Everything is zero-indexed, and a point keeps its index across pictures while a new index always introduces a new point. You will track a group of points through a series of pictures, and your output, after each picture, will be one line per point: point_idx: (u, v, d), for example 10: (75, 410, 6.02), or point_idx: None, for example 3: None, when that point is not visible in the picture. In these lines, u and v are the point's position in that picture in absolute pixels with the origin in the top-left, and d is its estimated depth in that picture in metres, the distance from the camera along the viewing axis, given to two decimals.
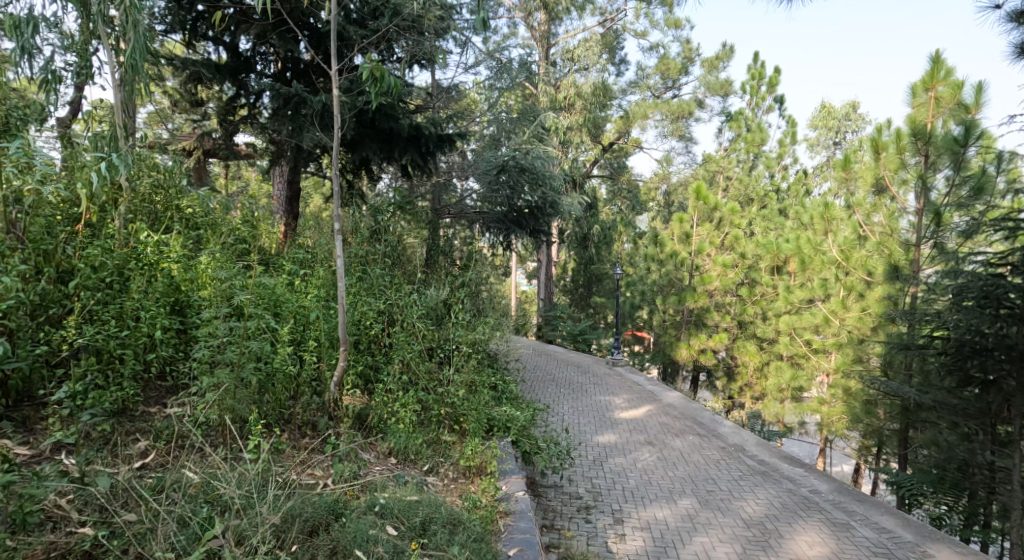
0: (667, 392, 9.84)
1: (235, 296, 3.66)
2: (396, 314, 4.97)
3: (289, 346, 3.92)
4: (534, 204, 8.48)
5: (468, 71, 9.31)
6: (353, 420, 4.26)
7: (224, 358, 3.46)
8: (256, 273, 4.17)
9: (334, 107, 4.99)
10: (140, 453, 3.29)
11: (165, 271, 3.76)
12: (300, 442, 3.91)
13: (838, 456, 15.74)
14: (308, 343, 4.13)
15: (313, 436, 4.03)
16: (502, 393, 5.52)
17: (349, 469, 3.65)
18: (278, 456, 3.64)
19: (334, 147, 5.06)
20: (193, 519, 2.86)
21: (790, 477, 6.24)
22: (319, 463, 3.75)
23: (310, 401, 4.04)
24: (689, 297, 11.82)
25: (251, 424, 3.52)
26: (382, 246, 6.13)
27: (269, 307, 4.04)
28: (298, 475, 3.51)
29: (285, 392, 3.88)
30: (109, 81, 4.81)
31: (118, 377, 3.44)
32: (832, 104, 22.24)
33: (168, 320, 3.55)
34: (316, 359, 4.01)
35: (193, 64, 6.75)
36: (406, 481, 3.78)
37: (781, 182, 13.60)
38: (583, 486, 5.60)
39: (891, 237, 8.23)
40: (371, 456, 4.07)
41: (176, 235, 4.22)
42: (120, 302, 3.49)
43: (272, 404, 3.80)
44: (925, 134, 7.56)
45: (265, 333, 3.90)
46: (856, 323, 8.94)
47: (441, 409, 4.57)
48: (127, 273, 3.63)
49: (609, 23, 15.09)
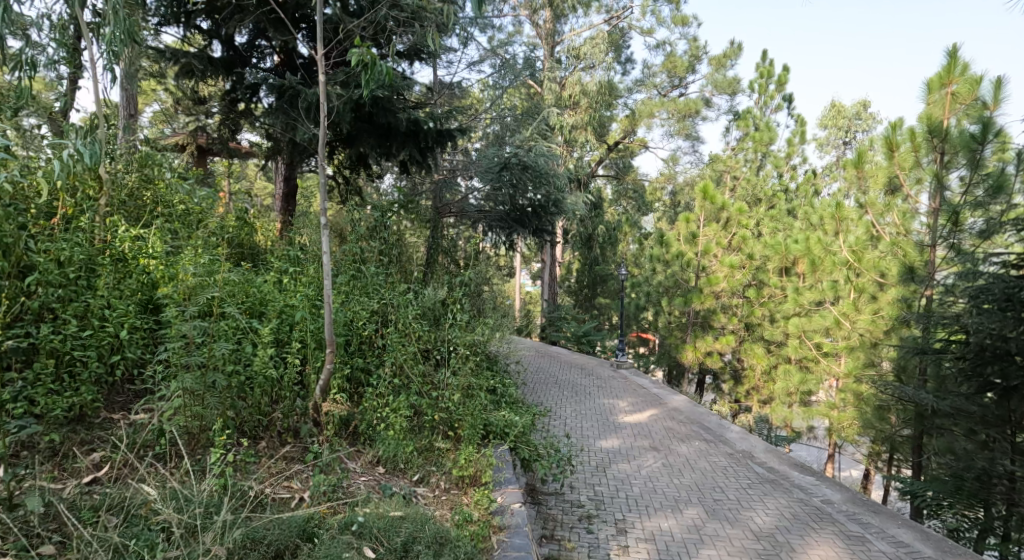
0: (673, 396, 9.60)
1: (205, 294, 3.43)
2: (390, 314, 4.75)
3: (269, 347, 3.69)
4: (537, 202, 8.27)
5: (471, 67, 9.12)
6: (338, 427, 4.05)
7: (191, 361, 3.25)
8: (238, 271, 4.01)
9: (318, 93, 4.70)
10: (92, 465, 3.17)
11: (140, 268, 3.63)
12: (278, 450, 3.73)
13: (847, 461, 15.48)
14: (292, 344, 3.93)
15: (294, 444, 3.84)
16: (501, 398, 5.34)
17: (328, 482, 3.45)
18: (251, 467, 3.47)
19: (320, 139, 4.78)
20: (128, 549, 2.68)
21: (801, 486, 6.00)
22: (298, 474, 3.58)
23: (291, 406, 3.84)
24: (695, 299, 11.57)
25: (216, 434, 3.32)
26: (379, 244, 5.94)
27: (251, 308, 3.89)
28: (270, 489, 3.33)
29: (263, 396, 3.68)
30: (92, 60, 4.58)
31: (77, 381, 3.26)
32: (842, 102, 21.88)
33: (131, 320, 3.35)
34: (297, 362, 3.78)
35: (185, 56, 6.57)
36: (391, 494, 3.60)
37: (790, 182, 13.27)
38: (585, 494, 5.40)
39: (905, 238, 7.98)
40: (357, 466, 3.88)
41: (156, 229, 4.03)
42: (84, 300, 3.32)
43: (250, 410, 3.62)
44: (940, 132, 7.28)
45: (244, 334, 3.71)
46: (868, 326, 8.72)
47: (435, 414, 4.35)
48: (97, 268, 3.46)
49: (615, 21, 14.88)
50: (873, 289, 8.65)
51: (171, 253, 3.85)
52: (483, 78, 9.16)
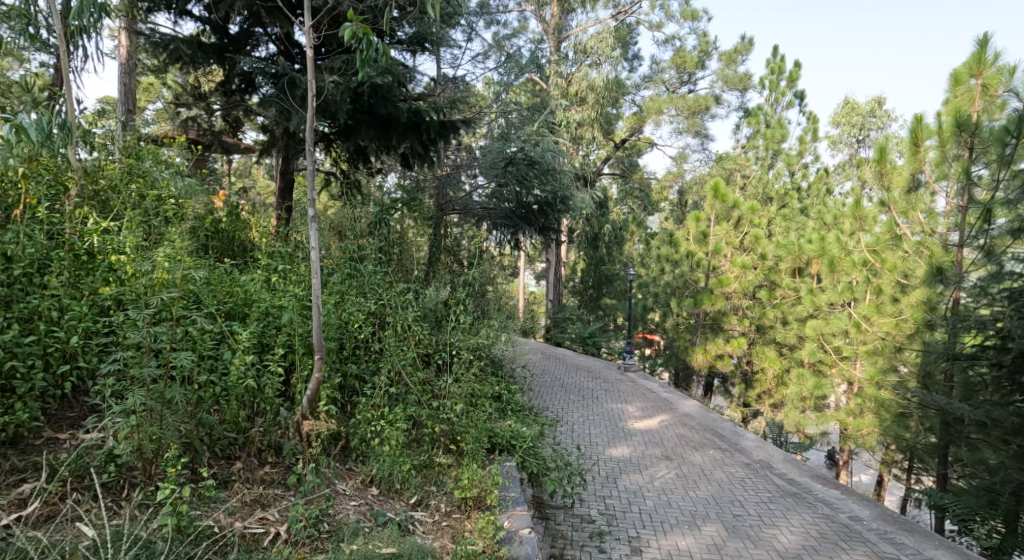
0: (683, 401, 9.22)
1: (162, 295, 3.05)
2: (388, 315, 4.42)
3: (246, 354, 3.35)
4: (543, 200, 7.91)
5: (474, 60, 8.79)
6: (326, 441, 3.72)
7: (142, 375, 2.88)
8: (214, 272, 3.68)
9: (306, 76, 4.14)
10: (21, 500, 2.82)
11: (103, 265, 3.34)
12: (256, 472, 3.40)
13: (857, 466, 15.09)
14: (274, 349, 3.59)
15: (275, 465, 3.51)
16: (507, 405, 5.04)
17: (313, 511, 3.13)
18: (223, 496, 3.14)
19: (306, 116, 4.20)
20: None
21: (826, 501, 5.63)
22: (275, 503, 3.24)
23: (270, 422, 3.50)
24: (705, 300, 11.22)
25: (170, 459, 2.94)
26: (377, 241, 5.60)
27: (229, 311, 3.57)
28: (242, 522, 2.99)
29: (240, 409, 3.34)
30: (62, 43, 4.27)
31: (19, 395, 2.93)
32: (856, 99, 21.40)
33: (81, 325, 3.03)
34: (279, 371, 3.41)
35: (172, 41, 6.21)
36: (384, 523, 3.31)
37: (801, 181, 12.80)
38: (595, 508, 5.05)
39: (931, 239, 7.60)
40: (346, 488, 3.56)
41: (128, 222, 3.75)
42: (33, 301, 3.01)
43: (226, 426, 3.29)
44: (969, 126, 6.86)
45: (218, 339, 3.37)
46: (891, 329, 8.32)
47: (435, 426, 4.01)
48: (54, 265, 3.16)
49: (622, 15, 14.51)
50: (894, 291, 8.26)
51: (140, 245, 3.51)
52: (488, 73, 8.82)
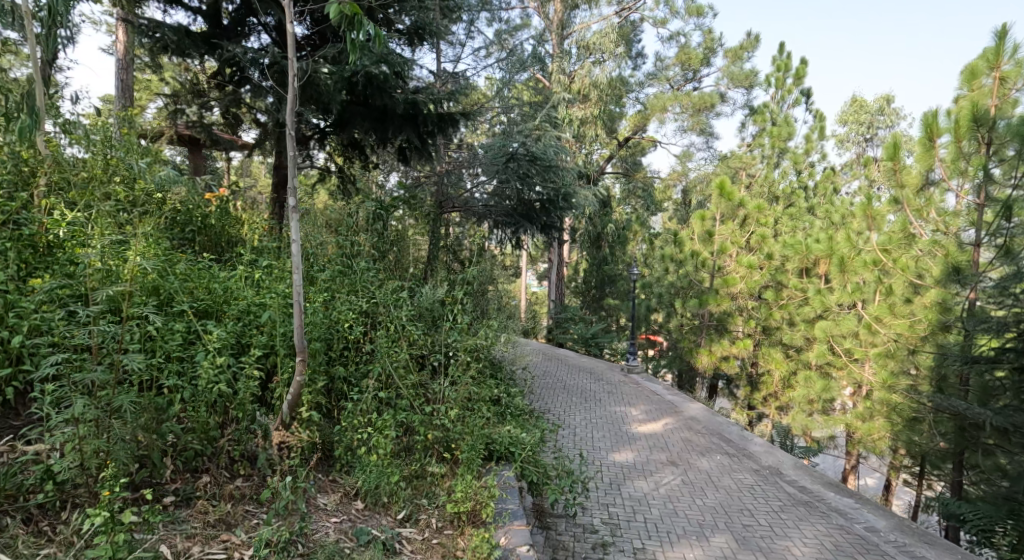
0: (688, 403, 8.98)
1: (110, 290, 2.83)
2: (380, 315, 4.21)
3: (215, 355, 3.13)
4: (545, 197, 7.65)
5: (475, 55, 8.55)
6: (308, 450, 3.49)
7: (84, 380, 2.66)
8: (186, 268, 3.47)
9: (287, 40, 3.65)
10: None
11: (64, 256, 3.14)
12: (225, 486, 3.18)
13: (865, 469, 14.82)
14: (248, 351, 3.37)
15: (248, 477, 3.29)
16: (506, 410, 4.82)
17: (286, 531, 2.92)
18: (182, 518, 2.91)
19: (287, 115, 3.69)
20: None
21: (839, 510, 5.40)
22: (243, 522, 3.02)
23: (242, 431, 3.27)
24: (710, 300, 10.98)
25: (108, 479, 2.68)
26: (370, 237, 5.38)
27: (202, 309, 3.36)
28: (201, 548, 2.77)
29: (208, 416, 3.11)
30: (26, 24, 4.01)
31: None
32: (864, 97, 21.09)
33: (27, 324, 2.79)
34: (254, 375, 3.18)
35: (159, 27, 5.92)
36: (366, 542, 3.08)
37: (808, 180, 12.46)
38: (598, 517, 4.83)
39: (949, 238, 7.25)
40: (327, 503, 3.34)
41: (99, 212, 3.56)
42: None
43: (193, 436, 3.07)
44: (987, 121, 6.60)
45: (184, 339, 3.16)
46: (904, 331, 7.93)
47: (427, 433, 3.78)
48: (9, 255, 2.98)
49: (626, 12, 14.28)
50: (906, 291, 7.84)
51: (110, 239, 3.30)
52: (489, 72, 8.59)
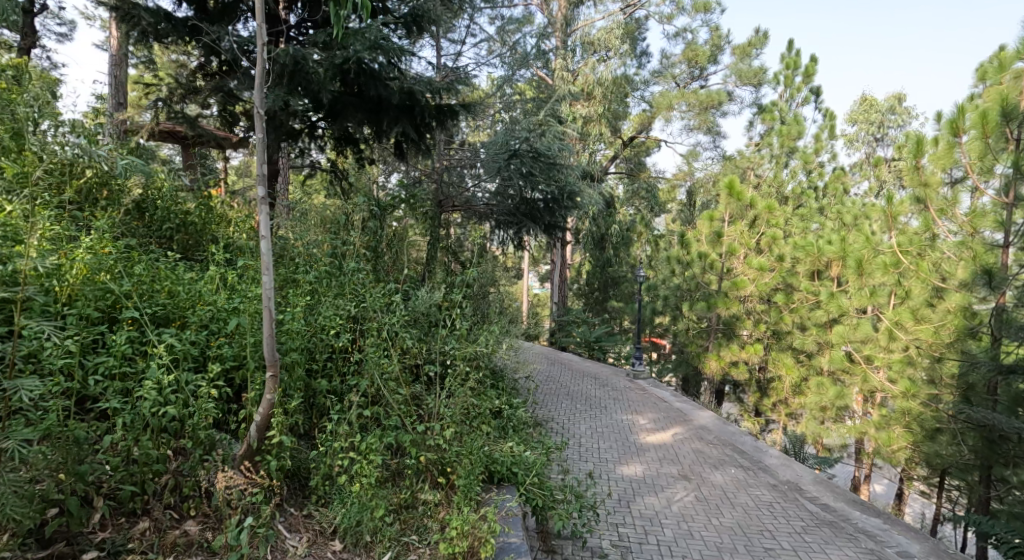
0: (697, 410, 8.59)
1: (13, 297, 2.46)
2: (370, 320, 3.85)
3: (162, 373, 2.81)
4: (549, 196, 7.29)
5: (476, 48, 8.18)
6: (277, 483, 3.13)
7: None
8: (137, 270, 3.14)
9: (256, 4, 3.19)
10: None
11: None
12: (167, 533, 2.84)
13: (877, 476, 14.36)
14: (209, 367, 3.06)
15: (199, 519, 2.95)
16: (508, 423, 4.42)
17: None
18: None
19: (258, 95, 3.26)
20: None
21: (867, 532, 5.02)
22: None
23: (193, 467, 2.95)
24: (719, 303, 10.46)
25: None
26: (360, 236, 5.00)
27: (155, 319, 3.05)
28: None
29: (153, 447, 2.82)
30: None
31: None
32: (874, 96, 20.70)
33: None
34: (213, 394, 2.87)
35: (137, 6, 5.45)
36: None
37: (819, 180, 12.07)
38: (607, 539, 4.44)
39: (974, 238, 6.77)
40: (297, 547, 3.01)
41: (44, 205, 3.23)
42: None
43: (138, 468, 2.80)
44: (1019, 115, 6.14)
45: (127, 352, 2.84)
46: (927, 337, 7.47)
47: (419, 456, 3.43)
48: None
49: (631, 9, 13.89)
50: (927, 295, 7.45)
51: (51, 238, 2.95)
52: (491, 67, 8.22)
